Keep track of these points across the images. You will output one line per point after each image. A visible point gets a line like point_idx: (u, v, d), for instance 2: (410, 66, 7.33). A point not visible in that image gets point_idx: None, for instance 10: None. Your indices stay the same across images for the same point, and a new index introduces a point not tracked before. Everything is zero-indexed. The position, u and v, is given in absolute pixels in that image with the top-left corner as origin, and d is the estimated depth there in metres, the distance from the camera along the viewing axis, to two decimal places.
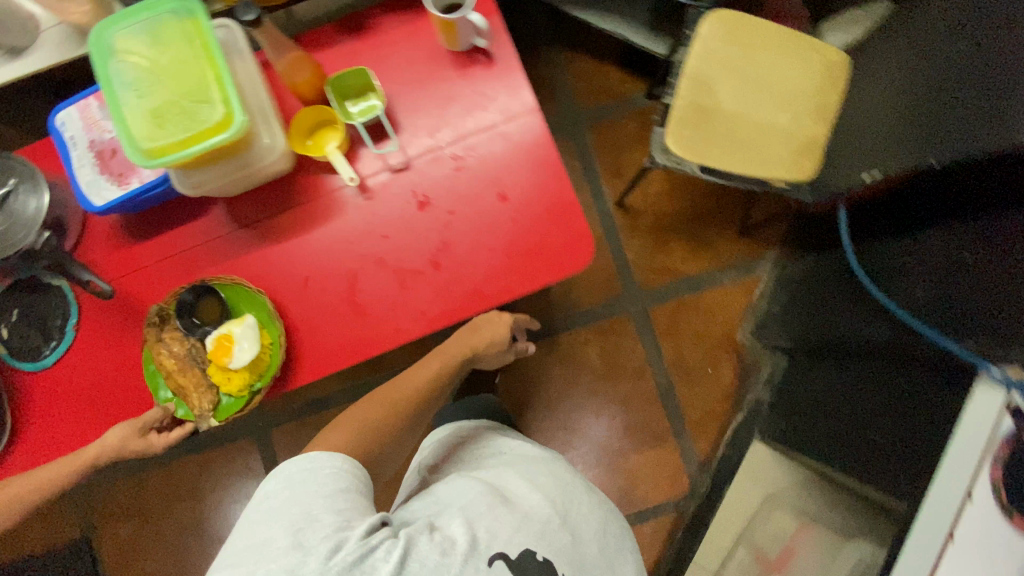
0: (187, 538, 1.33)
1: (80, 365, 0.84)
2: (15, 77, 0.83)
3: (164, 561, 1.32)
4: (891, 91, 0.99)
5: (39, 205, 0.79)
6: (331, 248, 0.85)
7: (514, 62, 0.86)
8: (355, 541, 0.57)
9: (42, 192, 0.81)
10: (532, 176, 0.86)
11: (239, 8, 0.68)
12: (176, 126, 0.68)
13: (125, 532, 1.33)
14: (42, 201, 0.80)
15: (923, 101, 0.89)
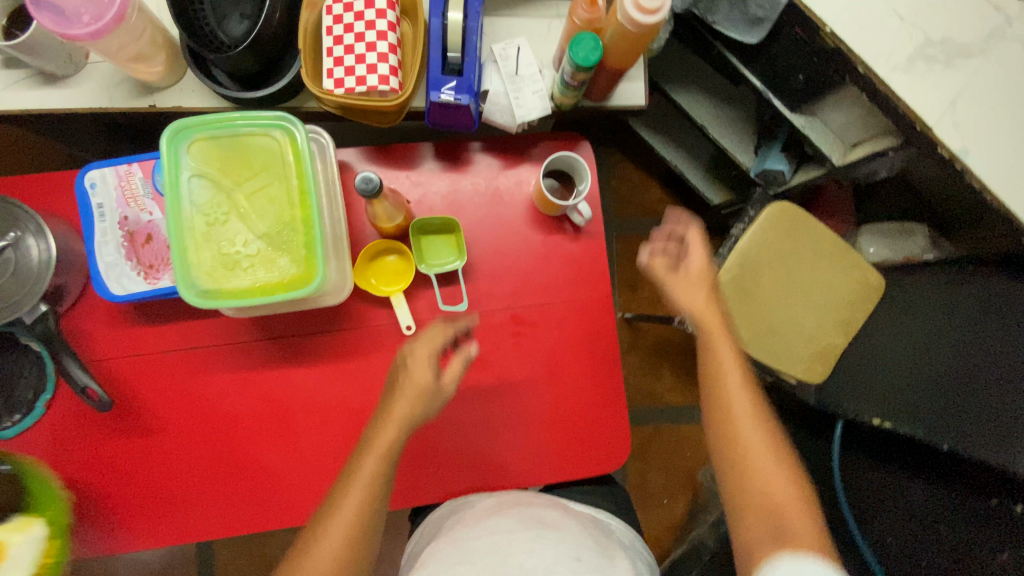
0: None
1: (43, 448, 0.74)
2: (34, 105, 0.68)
3: None
4: (918, 341, 1.04)
5: (49, 256, 0.67)
6: (362, 385, 0.78)
7: (600, 241, 0.83)
8: None
9: (49, 238, 0.68)
10: (587, 362, 0.82)
11: (362, 180, 0.59)
12: (247, 271, 0.59)
13: None
14: (50, 248, 0.68)
15: (949, 380, 0.95)
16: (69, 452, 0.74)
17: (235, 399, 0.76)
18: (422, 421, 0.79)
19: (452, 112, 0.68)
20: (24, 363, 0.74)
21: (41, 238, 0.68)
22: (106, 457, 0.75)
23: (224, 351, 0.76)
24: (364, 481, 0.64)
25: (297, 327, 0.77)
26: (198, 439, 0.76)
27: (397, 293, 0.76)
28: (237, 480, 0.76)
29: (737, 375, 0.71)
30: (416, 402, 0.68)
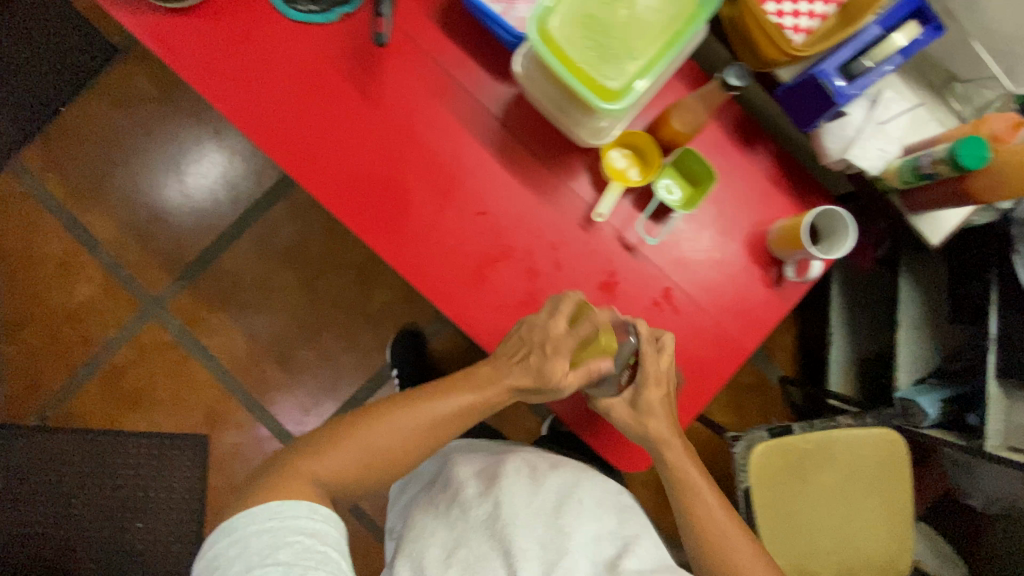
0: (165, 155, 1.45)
1: (303, 36, 0.77)
2: None
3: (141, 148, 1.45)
4: None
5: None
6: (524, 220, 0.80)
7: (787, 305, 0.81)
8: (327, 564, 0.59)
9: None
10: (683, 376, 0.81)
11: (736, 73, 0.69)
12: (585, 48, 0.61)
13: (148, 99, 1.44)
14: None
15: None
16: (298, 58, 0.78)
17: (437, 136, 0.80)
18: (533, 287, 0.80)
19: (810, 96, 0.68)
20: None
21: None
22: (322, 81, 0.78)
23: (465, 97, 0.79)
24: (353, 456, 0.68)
25: (526, 136, 0.80)
26: (387, 138, 0.79)
27: (615, 183, 0.76)
28: (380, 192, 0.80)
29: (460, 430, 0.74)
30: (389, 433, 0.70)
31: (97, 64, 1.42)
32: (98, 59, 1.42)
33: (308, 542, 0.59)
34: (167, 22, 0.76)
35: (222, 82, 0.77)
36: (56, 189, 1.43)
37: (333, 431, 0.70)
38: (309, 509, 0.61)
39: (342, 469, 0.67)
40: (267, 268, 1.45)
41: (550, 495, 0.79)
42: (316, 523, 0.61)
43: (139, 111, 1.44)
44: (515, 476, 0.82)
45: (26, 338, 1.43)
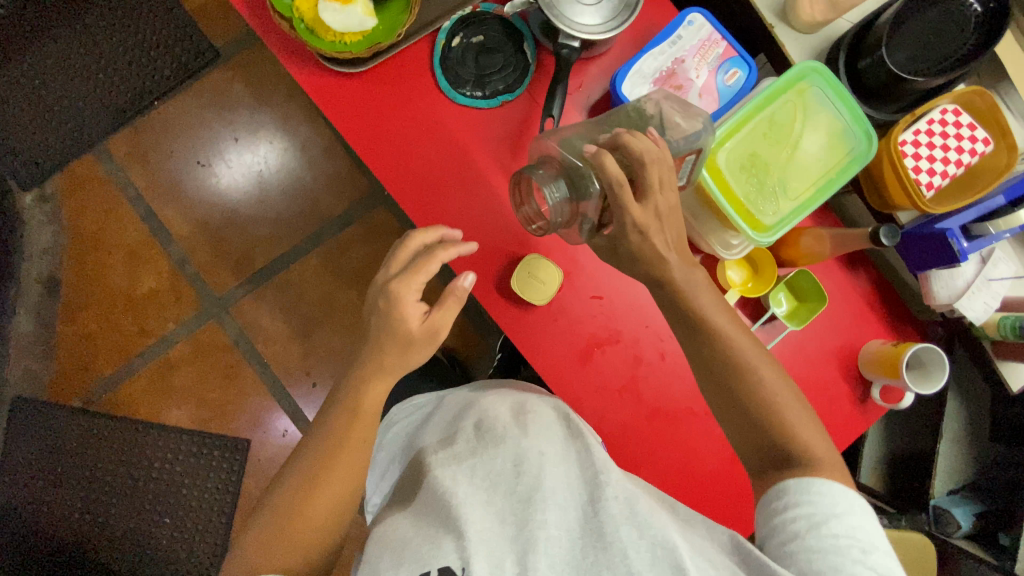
0: (249, 160, 1.48)
1: (462, 116, 0.82)
2: None
3: (222, 149, 1.47)
4: None
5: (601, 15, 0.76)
6: (636, 310, 0.83)
7: (867, 423, 0.86)
8: None
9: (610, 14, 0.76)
10: None
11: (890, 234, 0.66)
12: (745, 181, 0.66)
13: (239, 102, 1.46)
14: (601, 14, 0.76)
15: None
16: (450, 130, 0.82)
17: None
18: (637, 373, 0.83)
19: (922, 247, 0.76)
20: (513, 62, 0.82)
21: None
22: (471, 155, 0.82)
23: None
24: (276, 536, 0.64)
25: None
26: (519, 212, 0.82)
27: (733, 292, 0.80)
28: (502, 261, 0.82)
29: (337, 460, 0.67)
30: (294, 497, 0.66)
31: (195, 62, 1.44)
32: (197, 58, 1.44)
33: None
34: (330, 82, 0.80)
35: (383, 149, 0.81)
36: (138, 180, 1.45)
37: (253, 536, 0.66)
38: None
39: (272, 555, 0.63)
40: (332, 283, 1.48)
41: (511, 457, 0.69)
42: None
43: (229, 114, 1.47)
44: (481, 428, 0.75)
45: (86, 321, 1.45)
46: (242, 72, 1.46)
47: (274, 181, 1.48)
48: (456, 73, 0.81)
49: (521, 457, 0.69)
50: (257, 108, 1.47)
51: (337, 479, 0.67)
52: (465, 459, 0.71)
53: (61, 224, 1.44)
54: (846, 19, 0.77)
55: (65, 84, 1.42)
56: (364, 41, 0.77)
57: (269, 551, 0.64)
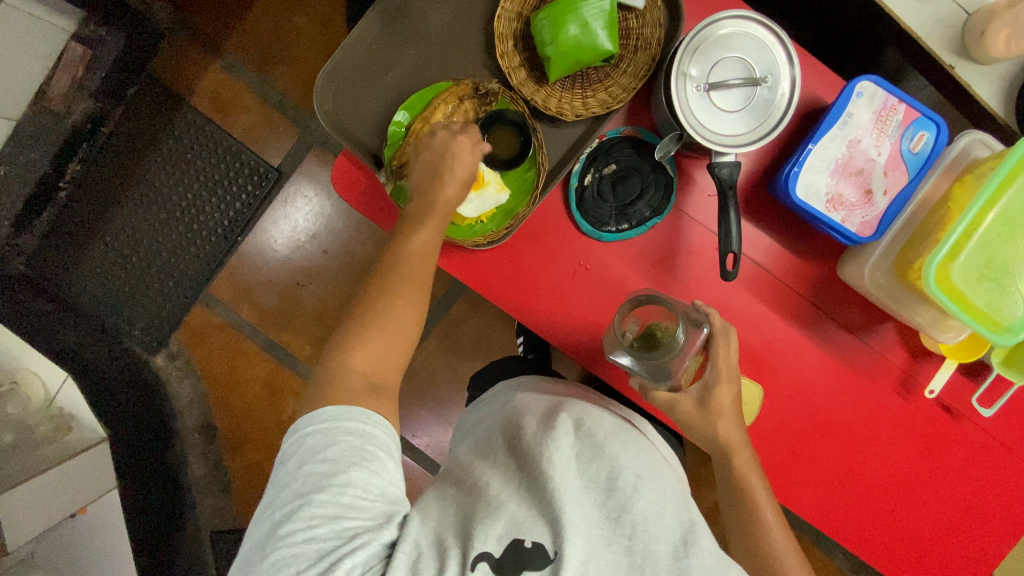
0: (341, 264, 1.47)
1: (612, 255, 0.77)
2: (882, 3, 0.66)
3: (313, 259, 1.47)
4: None
5: (747, 121, 0.67)
6: (839, 395, 0.79)
7: None
8: (375, 550, 0.57)
9: (760, 117, 0.67)
10: (1005, 522, 0.82)
11: None
12: (985, 290, 0.59)
13: (316, 209, 1.45)
14: (748, 118, 0.67)
15: None
16: (604, 272, 0.77)
17: (745, 323, 0.78)
18: (852, 458, 0.81)
19: None
20: (651, 181, 0.75)
21: (793, 85, 0.66)
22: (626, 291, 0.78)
23: (774, 283, 0.77)
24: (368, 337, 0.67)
25: (836, 312, 0.78)
26: None
27: (950, 360, 0.75)
28: None
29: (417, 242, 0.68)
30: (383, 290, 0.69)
31: (263, 185, 1.42)
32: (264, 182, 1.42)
33: (354, 442, 0.61)
34: (472, 261, 0.76)
35: (542, 311, 0.77)
36: (249, 315, 1.48)
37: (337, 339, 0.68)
38: (360, 414, 0.62)
39: (373, 364, 0.67)
40: (455, 361, 1.50)
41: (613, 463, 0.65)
42: (367, 428, 0.62)
43: (310, 227, 1.46)
44: (586, 421, 0.71)
45: (248, 453, 1.53)
46: (309, 181, 1.44)
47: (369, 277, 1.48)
48: (596, 211, 0.75)
49: (634, 473, 0.65)
50: (334, 214, 1.45)
51: (408, 303, 0.69)
52: (576, 446, 0.67)
53: (198, 375, 1.50)
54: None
55: (153, 245, 1.42)
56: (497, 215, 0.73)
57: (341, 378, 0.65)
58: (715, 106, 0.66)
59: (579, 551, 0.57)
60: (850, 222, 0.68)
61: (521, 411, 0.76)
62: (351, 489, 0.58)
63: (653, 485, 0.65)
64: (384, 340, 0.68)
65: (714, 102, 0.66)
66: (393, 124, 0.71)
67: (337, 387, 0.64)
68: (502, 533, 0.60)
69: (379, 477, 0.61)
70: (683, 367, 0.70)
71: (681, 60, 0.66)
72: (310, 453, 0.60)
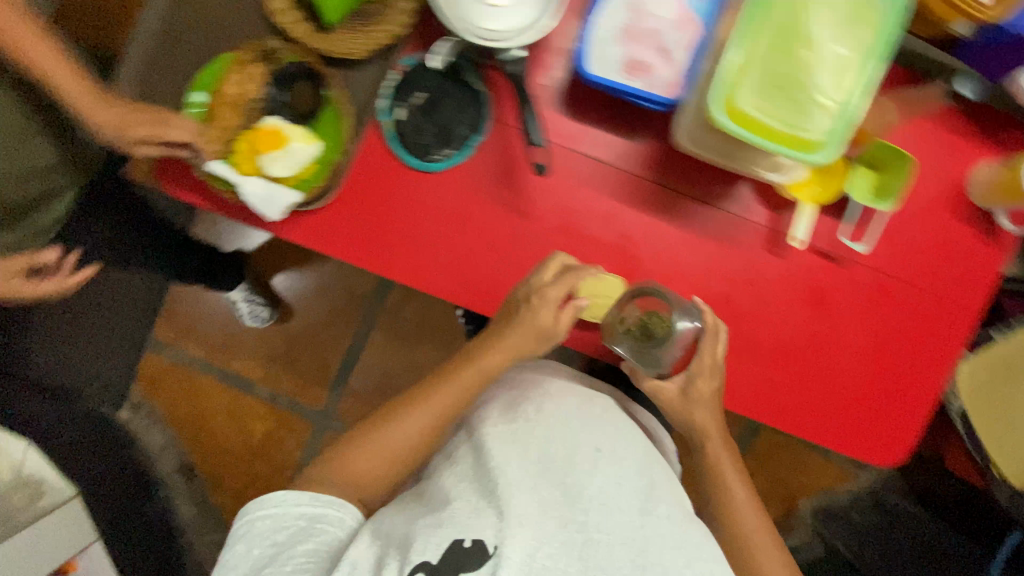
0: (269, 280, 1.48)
1: (448, 183, 0.75)
2: None
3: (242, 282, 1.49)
4: None
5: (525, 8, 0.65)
6: (708, 268, 0.78)
7: (1002, 256, 0.77)
8: None
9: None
10: (913, 359, 0.79)
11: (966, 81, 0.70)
12: (773, 107, 0.56)
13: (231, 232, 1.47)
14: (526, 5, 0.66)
15: None
16: (444, 202, 0.76)
17: (596, 221, 0.77)
18: (744, 330, 0.78)
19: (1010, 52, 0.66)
20: (464, 99, 0.74)
21: None
22: (473, 215, 0.76)
23: (613, 173, 0.76)
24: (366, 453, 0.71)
25: (683, 185, 0.76)
26: (549, 242, 0.77)
27: (804, 202, 0.74)
28: None
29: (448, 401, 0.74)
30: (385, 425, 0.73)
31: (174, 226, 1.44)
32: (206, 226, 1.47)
33: (303, 523, 0.64)
34: (311, 223, 0.75)
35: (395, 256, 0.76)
36: (196, 349, 1.51)
37: (341, 446, 0.73)
38: (310, 497, 0.66)
39: (368, 469, 0.71)
40: (404, 350, 1.49)
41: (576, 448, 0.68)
42: (316, 509, 0.65)
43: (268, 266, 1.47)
44: (547, 409, 0.73)
45: (228, 483, 1.55)
46: None
47: (298, 285, 1.49)
48: (419, 142, 0.74)
49: (585, 454, 0.68)
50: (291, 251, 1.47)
51: (412, 433, 0.73)
52: (535, 435, 0.69)
53: (163, 418, 1.53)
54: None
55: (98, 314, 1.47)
56: (319, 168, 0.73)
57: (338, 477, 0.70)
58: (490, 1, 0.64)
59: (521, 546, 0.59)
60: (654, 86, 0.66)
61: (485, 398, 0.79)
62: (300, 560, 0.62)
63: (612, 466, 0.68)
64: (386, 440, 0.72)
65: None
66: (192, 105, 0.72)
67: (333, 478, 0.69)
68: (442, 538, 0.60)
69: (331, 547, 0.65)
70: (671, 356, 0.75)
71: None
72: (262, 527, 0.64)
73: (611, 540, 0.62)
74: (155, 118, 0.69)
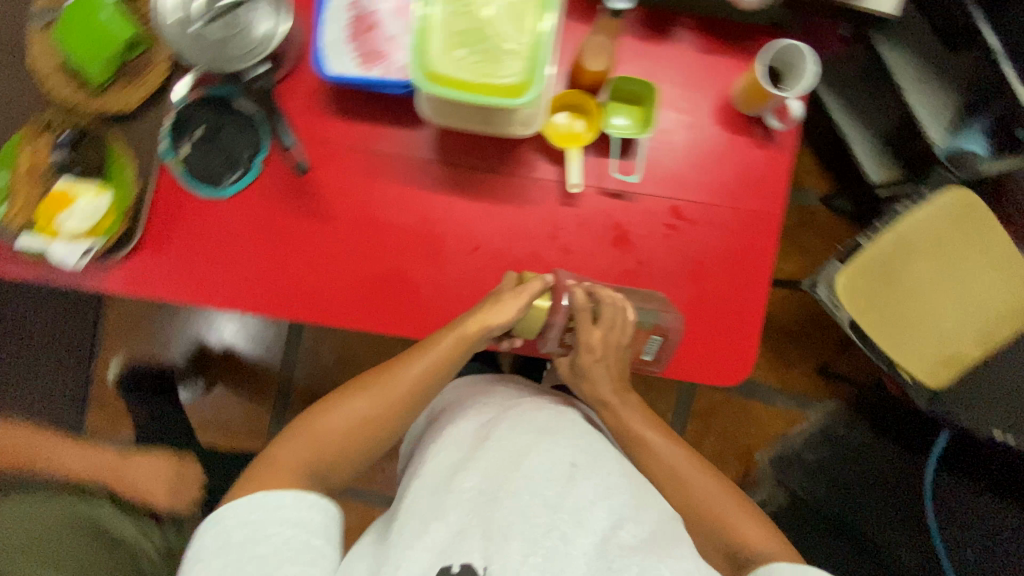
0: None
1: (245, 206, 0.80)
2: None
3: None
4: None
5: (276, 26, 0.74)
6: (510, 230, 0.80)
7: (788, 155, 0.79)
8: None
9: (283, 17, 0.74)
10: (731, 273, 0.80)
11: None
12: (466, 64, 0.60)
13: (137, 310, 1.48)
14: (275, 23, 0.74)
15: None
16: (245, 224, 0.80)
17: (394, 209, 0.80)
18: None
19: None
20: (241, 125, 0.78)
21: None
22: (275, 231, 0.80)
23: (397, 161, 0.80)
24: (338, 423, 0.68)
25: (465, 158, 0.80)
26: (353, 238, 0.80)
27: (571, 149, 0.77)
28: (377, 286, 0.81)
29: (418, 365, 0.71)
30: (347, 395, 0.70)
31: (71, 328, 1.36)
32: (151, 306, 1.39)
33: (287, 530, 0.58)
34: (127, 270, 0.79)
35: (212, 286, 0.80)
36: None
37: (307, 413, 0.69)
38: (294, 498, 0.60)
39: (326, 440, 0.66)
40: None
41: (557, 456, 0.64)
42: (301, 513, 0.60)
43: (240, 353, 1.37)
44: (517, 421, 0.69)
45: None
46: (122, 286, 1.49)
47: None
48: (208, 174, 0.78)
49: (558, 469, 0.63)
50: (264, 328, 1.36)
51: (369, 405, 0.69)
52: (506, 446, 0.65)
53: None
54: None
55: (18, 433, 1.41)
56: (118, 217, 0.77)
57: (300, 444, 0.65)
58: (245, 18, 0.72)
59: (504, 564, 0.55)
60: (391, 72, 0.71)
61: (456, 416, 0.74)
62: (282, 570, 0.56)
63: (585, 472, 0.63)
64: (348, 406, 0.69)
65: (223, 29, 0.72)
66: None
67: (298, 438, 0.66)
68: (432, 561, 0.57)
69: (319, 557, 0.58)
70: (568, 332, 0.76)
71: (173, 28, 0.71)
72: (241, 536, 0.58)
73: (585, 558, 0.56)
74: (116, 473, 1.01)
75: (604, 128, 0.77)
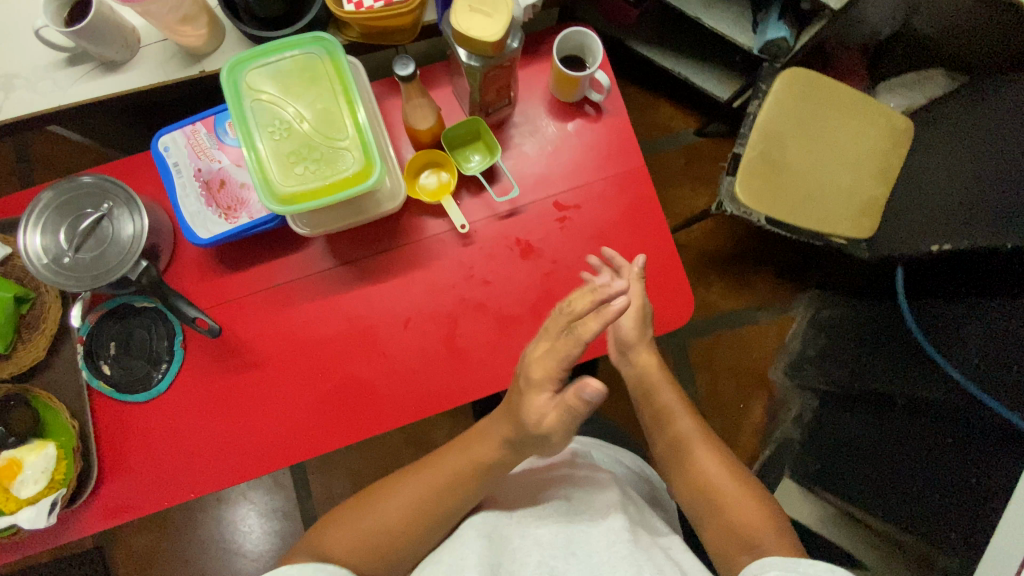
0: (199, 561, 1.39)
1: (183, 390, 0.81)
2: (111, 91, 0.78)
3: None
4: (948, 173, 1.05)
5: (137, 227, 0.75)
6: (428, 291, 0.84)
7: (623, 117, 0.87)
8: None
9: (136, 216, 0.76)
10: (634, 230, 0.86)
11: (398, 62, 0.70)
12: (312, 174, 0.66)
13: (141, 544, 1.38)
14: (135, 224, 0.75)
15: (982, 187, 0.96)
16: (190, 407, 0.81)
17: (320, 325, 0.83)
18: (494, 312, 0.84)
19: None
20: (149, 321, 0.81)
21: (118, 185, 0.76)
22: (218, 399, 0.82)
23: (302, 283, 0.83)
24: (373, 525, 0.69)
25: (359, 250, 0.84)
26: (296, 369, 0.82)
27: (444, 199, 0.83)
28: (339, 399, 0.82)
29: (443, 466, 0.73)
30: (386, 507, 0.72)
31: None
32: (171, 507, 1.41)
33: None
34: (102, 503, 0.79)
35: (183, 480, 0.80)
36: None
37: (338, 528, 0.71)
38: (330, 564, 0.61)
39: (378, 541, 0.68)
40: None
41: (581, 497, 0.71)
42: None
43: (264, 531, 1.39)
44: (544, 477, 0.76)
45: None
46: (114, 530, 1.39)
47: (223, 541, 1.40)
48: (137, 381, 0.80)
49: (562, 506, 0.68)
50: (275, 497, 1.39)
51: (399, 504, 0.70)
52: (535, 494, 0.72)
53: None
54: (217, 7, 0.79)
55: None
56: (71, 459, 0.77)
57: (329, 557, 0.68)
58: (109, 226, 0.75)
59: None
60: (257, 212, 0.76)
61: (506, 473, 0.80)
62: None
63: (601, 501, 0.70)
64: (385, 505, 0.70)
65: (91, 250, 0.75)
66: None
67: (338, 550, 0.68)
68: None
69: None
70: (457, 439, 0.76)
71: (50, 267, 0.74)
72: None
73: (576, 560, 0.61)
74: None
75: (461, 168, 0.84)
